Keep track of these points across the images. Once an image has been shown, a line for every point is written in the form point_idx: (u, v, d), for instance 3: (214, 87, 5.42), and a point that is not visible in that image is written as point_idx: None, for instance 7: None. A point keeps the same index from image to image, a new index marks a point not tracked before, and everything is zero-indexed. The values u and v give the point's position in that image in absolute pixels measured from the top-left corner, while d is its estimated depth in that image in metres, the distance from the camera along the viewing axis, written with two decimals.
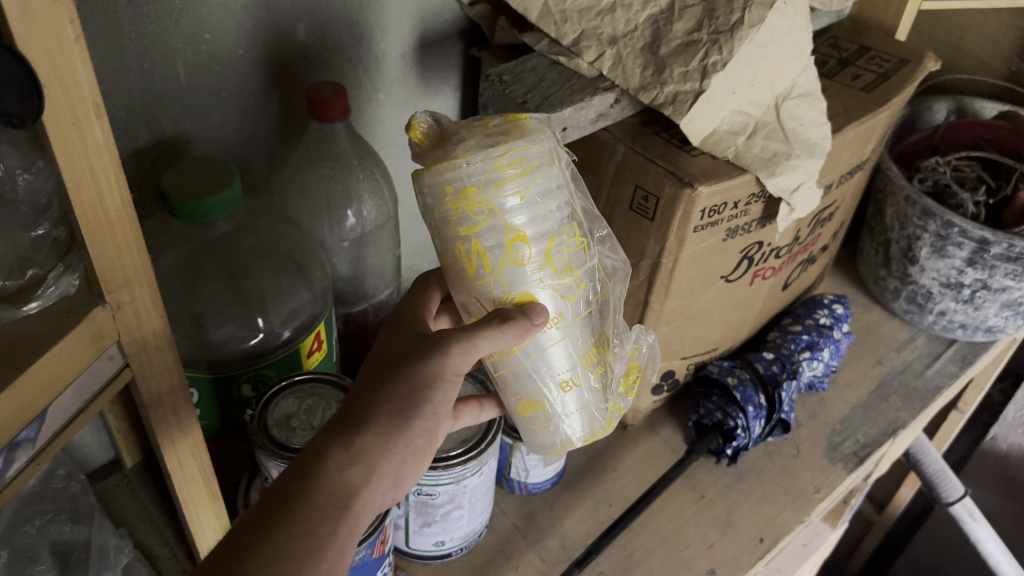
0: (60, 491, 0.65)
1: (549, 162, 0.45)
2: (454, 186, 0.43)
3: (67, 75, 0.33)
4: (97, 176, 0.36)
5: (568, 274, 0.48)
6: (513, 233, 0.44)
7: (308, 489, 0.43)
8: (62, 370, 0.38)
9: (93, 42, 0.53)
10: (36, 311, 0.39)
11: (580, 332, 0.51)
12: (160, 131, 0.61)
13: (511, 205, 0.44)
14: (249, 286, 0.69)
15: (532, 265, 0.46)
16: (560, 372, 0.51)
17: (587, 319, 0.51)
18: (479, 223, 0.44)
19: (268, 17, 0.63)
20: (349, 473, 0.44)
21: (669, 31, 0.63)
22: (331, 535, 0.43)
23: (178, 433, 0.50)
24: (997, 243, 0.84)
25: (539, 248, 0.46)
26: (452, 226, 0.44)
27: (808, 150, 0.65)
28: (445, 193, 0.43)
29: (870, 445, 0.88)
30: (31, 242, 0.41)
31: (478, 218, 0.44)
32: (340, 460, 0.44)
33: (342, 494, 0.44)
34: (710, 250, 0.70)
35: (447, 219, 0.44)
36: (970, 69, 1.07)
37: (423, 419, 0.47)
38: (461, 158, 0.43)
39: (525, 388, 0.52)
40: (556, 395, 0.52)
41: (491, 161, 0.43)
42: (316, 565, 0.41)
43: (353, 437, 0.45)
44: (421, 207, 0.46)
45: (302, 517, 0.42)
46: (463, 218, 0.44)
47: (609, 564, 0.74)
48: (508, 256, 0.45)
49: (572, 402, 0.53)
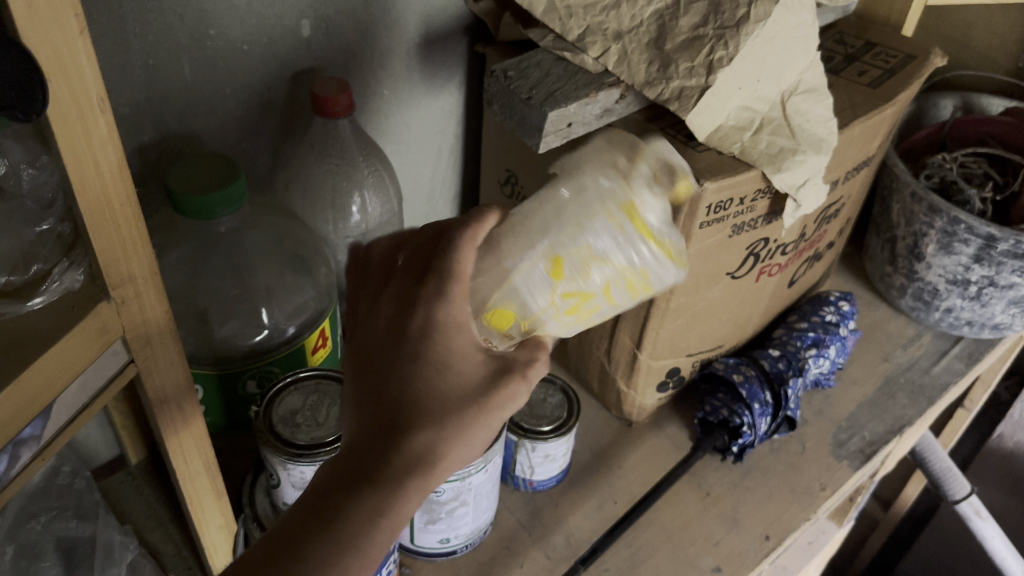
0: (65, 488, 0.65)
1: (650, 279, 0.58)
2: (639, 278, 0.52)
3: (72, 68, 0.33)
4: (100, 168, 0.36)
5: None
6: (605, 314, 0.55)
7: (373, 517, 0.36)
8: (68, 364, 0.38)
9: (97, 38, 0.53)
10: (41, 305, 0.39)
11: None
12: (165, 127, 0.61)
13: (659, 280, 0.54)
14: (254, 282, 0.69)
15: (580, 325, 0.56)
16: None
17: None
18: (614, 301, 0.53)
19: (273, 13, 0.62)
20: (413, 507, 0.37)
21: (675, 26, 0.62)
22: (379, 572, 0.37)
23: (182, 428, 0.49)
24: (1004, 240, 0.83)
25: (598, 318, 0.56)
26: (600, 287, 0.51)
27: (815, 146, 0.65)
28: (635, 274, 0.51)
29: (876, 442, 0.87)
30: (36, 237, 0.41)
31: (616, 299, 0.53)
32: (410, 494, 0.37)
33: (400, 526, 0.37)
34: (716, 246, 0.69)
35: (610, 284, 0.51)
36: (976, 65, 1.06)
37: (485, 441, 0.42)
38: (663, 268, 0.53)
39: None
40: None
41: (660, 280, 0.54)
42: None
43: (426, 466, 0.37)
44: (601, 251, 0.50)
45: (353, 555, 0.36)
46: (615, 292, 0.52)
47: (614, 562, 0.73)
48: (589, 320, 0.54)
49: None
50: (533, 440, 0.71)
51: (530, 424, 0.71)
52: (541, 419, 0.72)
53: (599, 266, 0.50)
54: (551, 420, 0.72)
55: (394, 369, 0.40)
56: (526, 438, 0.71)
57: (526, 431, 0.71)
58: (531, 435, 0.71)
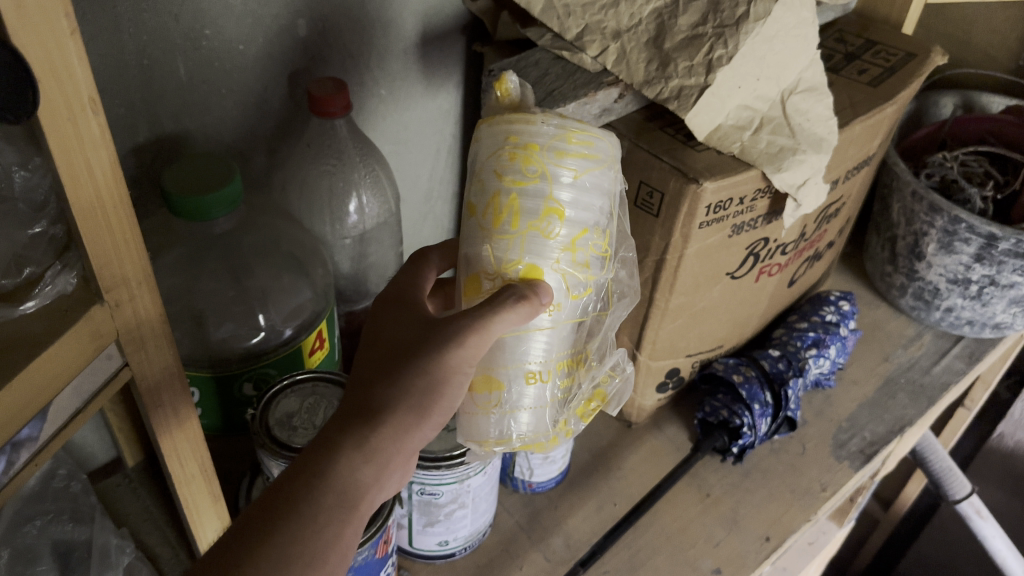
0: (61, 491, 0.64)
1: (609, 162, 0.47)
2: (518, 138, 0.45)
3: (63, 69, 0.32)
4: (93, 170, 0.36)
5: (579, 268, 0.48)
6: (552, 203, 0.45)
7: (320, 482, 0.43)
8: (62, 368, 0.38)
9: (91, 38, 0.52)
10: (34, 309, 0.38)
11: (566, 333, 0.50)
12: (160, 128, 0.61)
13: (546, 135, 0.45)
14: (250, 284, 0.69)
15: (557, 242, 0.46)
16: (530, 361, 0.50)
17: (577, 325, 0.51)
18: (527, 180, 0.45)
19: (269, 13, 0.62)
20: (360, 473, 0.44)
21: (674, 25, 0.61)
22: (336, 536, 0.43)
23: (178, 433, 0.49)
24: (1005, 239, 0.83)
25: (569, 230, 0.46)
26: (498, 175, 0.46)
27: (815, 146, 0.65)
28: (506, 142, 0.46)
29: (876, 443, 0.87)
30: (29, 240, 0.40)
31: (528, 174, 0.45)
32: (352, 460, 0.43)
33: (350, 493, 0.43)
34: (715, 246, 0.69)
35: (497, 167, 0.46)
36: (977, 63, 1.06)
37: (438, 413, 0.46)
38: (536, 120, 0.46)
39: (492, 362, 0.50)
40: (514, 395, 0.51)
41: (559, 143, 0.45)
42: (320, 566, 0.42)
43: (365, 436, 0.44)
44: (475, 157, 0.48)
45: (307, 518, 0.42)
46: (513, 169, 0.45)
47: (613, 564, 0.73)
48: (538, 223, 0.45)
49: (521, 411, 0.52)
50: None
51: None
52: None
53: (479, 171, 0.47)
54: None
55: (359, 367, 0.48)
56: None
57: None
58: None
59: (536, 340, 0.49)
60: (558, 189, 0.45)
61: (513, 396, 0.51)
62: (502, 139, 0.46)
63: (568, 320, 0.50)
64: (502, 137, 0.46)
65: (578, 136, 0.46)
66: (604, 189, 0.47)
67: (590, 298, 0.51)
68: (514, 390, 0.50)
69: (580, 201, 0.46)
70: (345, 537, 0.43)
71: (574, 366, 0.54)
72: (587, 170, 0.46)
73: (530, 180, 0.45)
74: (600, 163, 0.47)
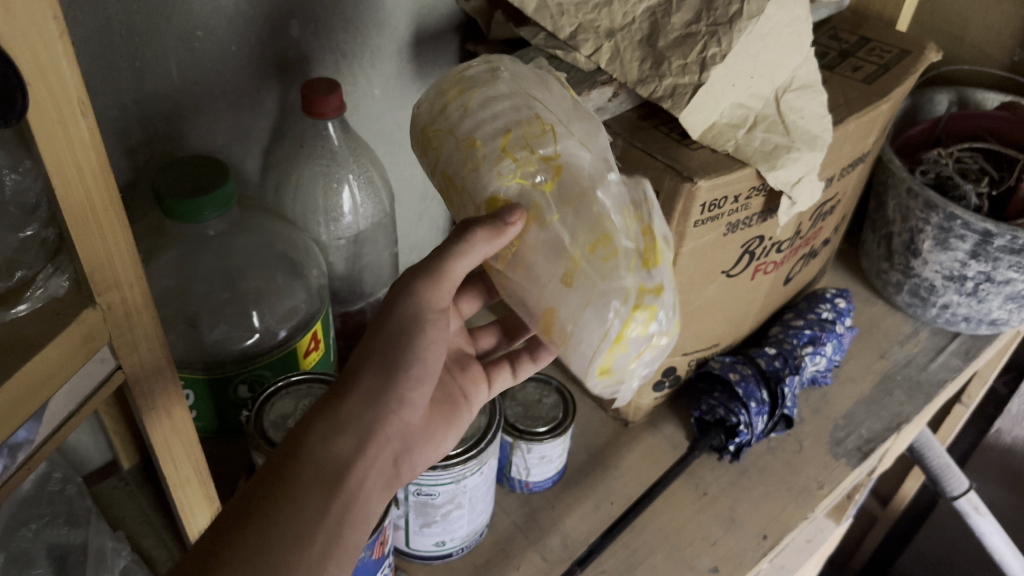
0: (56, 494, 0.64)
1: (496, 78, 0.50)
2: (421, 132, 0.52)
3: (52, 72, 0.32)
4: (83, 174, 0.35)
5: (531, 160, 0.47)
6: (463, 141, 0.48)
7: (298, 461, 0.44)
8: (53, 371, 0.37)
9: (83, 40, 0.52)
10: (25, 313, 0.38)
11: (570, 220, 0.46)
12: (153, 129, 0.61)
13: (428, 113, 0.51)
14: (245, 286, 0.68)
15: (491, 163, 0.47)
16: (554, 275, 0.47)
17: (578, 204, 0.47)
18: (439, 149, 0.49)
19: (261, 13, 0.62)
20: (336, 446, 0.45)
21: (667, 23, 0.62)
22: (322, 512, 0.43)
23: (172, 435, 0.49)
24: (1000, 235, 0.83)
25: (490, 143, 0.47)
26: (429, 167, 0.51)
27: (809, 143, 0.64)
28: (419, 141, 0.52)
29: (873, 440, 0.87)
30: (19, 244, 0.40)
31: (436, 146, 0.50)
32: (326, 433, 0.44)
33: (330, 467, 0.44)
34: (710, 244, 0.69)
35: (426, 163, 0.52)
36: (971, 59, 1.06)
37: (407, 373, 0.47)
38: (421, 110, 0.52)
39: (536, 303, 0.49)
40: (575, 302, 0.48)
41: (439, 108, 0.50)
42: (309, 546, 0.42)
43: (336, 408, 0.45)
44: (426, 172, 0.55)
45: (288, 497, 0.43)
46: (430, 154, 0.50)
47: (611, 563, 0.73)
48: (467, 164, 0.48)
49: (593, 313, 0.47)
50: (528, 442, 0.71)
51: (525, 426, 0.71)
52: (536, 420, 0.72)
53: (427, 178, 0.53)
54: (546, 421, 0.72)
55: None
56: (521, 439, 0.71)
57: (521, 432, 0.71)
58: (526, 437, 0.71)
59: (552, 249, 0.47)
60: (458, 130, 0.48)
61: (575, 306, 0.48)
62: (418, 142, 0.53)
63: (563, 205, 0.47)
64: (415, 138, 0.53)
65: (451, 84, 0.51)
66: (498, 92, 0.49)
67: (579, 171, 0.47)
68: (571, 301, 0.48)
69: (483, 118, 0.48)
70: (332, 515, 0.44)
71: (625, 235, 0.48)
72: (472, 95, 0.49)
73: (438, 147, 0.50)
74: (486, 81, 0.50)
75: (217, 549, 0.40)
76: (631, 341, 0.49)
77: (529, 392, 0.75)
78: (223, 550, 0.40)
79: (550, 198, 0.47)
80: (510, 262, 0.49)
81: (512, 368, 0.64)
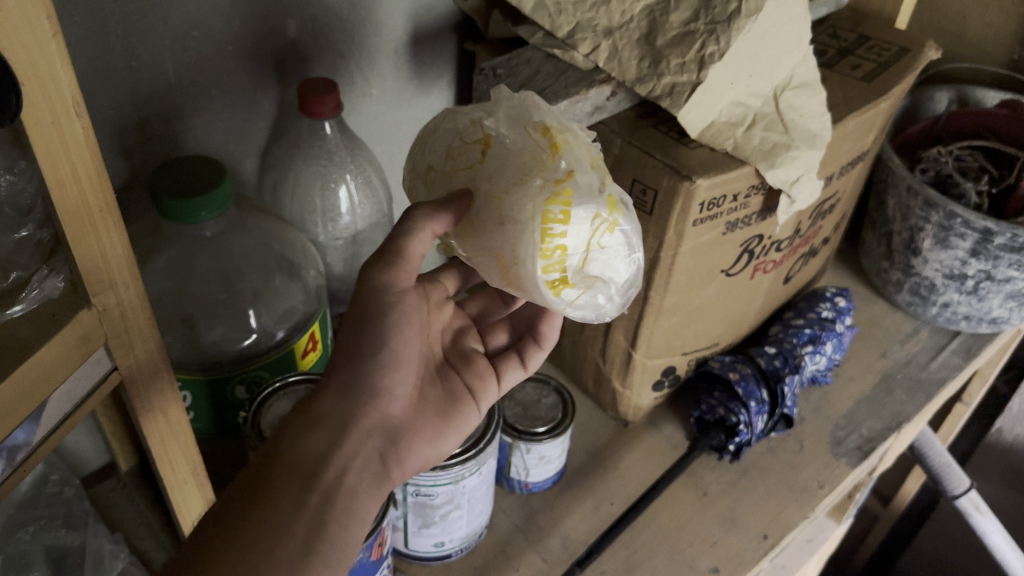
0: (54, 497, 0.63)
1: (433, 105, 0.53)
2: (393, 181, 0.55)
3: (46, 72, 0.32)
4: (78, 175, 0.35)
5: (465, 147, 0.48)
6: (420, 168, 0.51)
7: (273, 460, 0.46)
8: (47, 374, 0.37)
9: (79, 40, 0.52)
10: (21, 314, 0.38)
11: (493, 168, 0.46)
12: (150, 130, 0.60)
13: None
14: (242, 286, 0.68)
15: (443, 172, 0.49)
16: (492, 224, 0.46)
17: (497, 152, 0.46)
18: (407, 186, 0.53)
19: (257, 13, 0.62)
20: (308, 442, 0.47)
21: (665, 21, 0.61)
22: (295, 507, 0.45)
23: (169, 438, 0.49)
24: (1000, 233, 0.82)
25: (436, 156, 0.49)
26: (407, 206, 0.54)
27: (808, 141, 0.64)
28: None
29: (874, 439, 0.87)
30: (15, 244, 0.39)
31: (405, 185, 0.53)
32: (299, 430, 0.47)
33: (303, 463, 0.46)
34: (709, 244, 0.69)
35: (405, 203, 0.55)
36: (970, 57, 1.06)
37: (372, 361, 0.49)
38: None
39: (490, 257, 0.48)
40: (515, 239, 0.46)
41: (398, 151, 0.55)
42: (285, 541, 0.43)
43: (309, 404, 0.48)
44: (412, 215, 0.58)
45: (263, 495, 0.45)
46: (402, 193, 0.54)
47: (610, 564, 0.73)
48: (427, 184, 0.50)
49: (530, 238, 0.45)
50: (528, 442, 0.70)
51: (524, 426, 0.71)
52: (535, 420, 0.72)
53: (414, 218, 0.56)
54: (545, 422, 0.71)
55: None
56: (520, 439, 0.70)
57: (520, 433, 0.70)
58: (525, 437, 0.70)
59: (485, 209, 0.46)
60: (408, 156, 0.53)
61: (517, 246, 0.46)
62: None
63: (482, 163, 0.47)
64: None
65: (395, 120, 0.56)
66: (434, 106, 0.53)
67: (494, 128, 0.48)
68: (512, 235, 0.45)
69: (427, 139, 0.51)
70: (307, 509, 0.45)
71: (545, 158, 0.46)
72: (416, 118, 0.54)
73: (401, 179, 0.54)
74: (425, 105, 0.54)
75: (201, 548, 0.43)
76: (570, 242, 0.45)
77: (528, 392, 0.74)
78: (205, 550, 0.42)
79: (474, 162, 0.47)
80: (467, 242, 0.49)
81: (520, 359, 0.63)
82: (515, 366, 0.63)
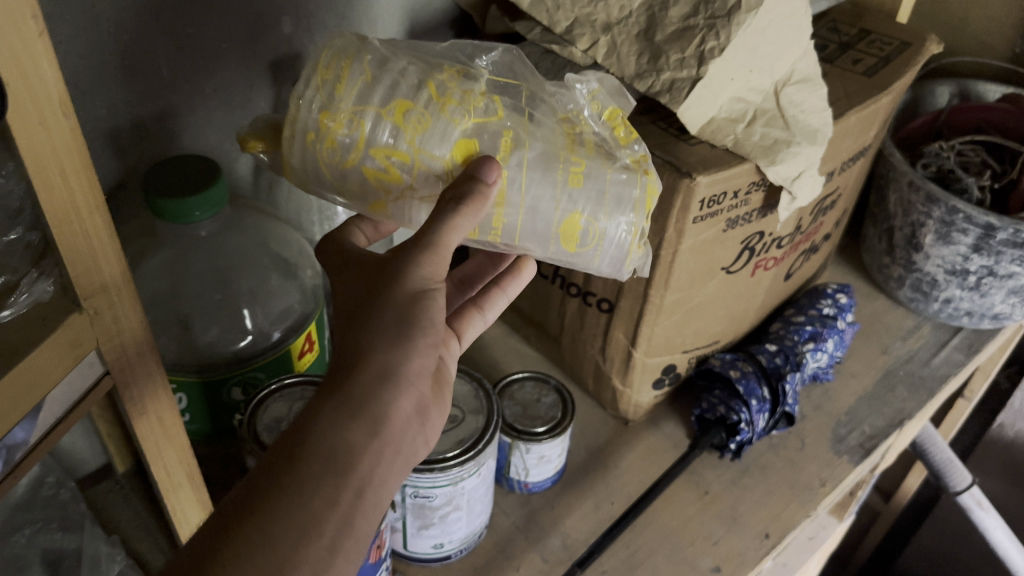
0: (50, 499, 0.62)
1: (361, 45, 0.47)
2: (310, 132, 0.46)
3: (31, 70, 0.31)
4: (67, 175, 0.34)
5: (473, 98, 0.46)
6: (391, 109, 0.45)
7: (303, 452, 0.38)
8: (37, 379, 0.36)
9: (71, 38, 0.51)
10: (9, 318, 0.37)
11: (538, 132, 0.47)
12: (144, 128, 0.60)
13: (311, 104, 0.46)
14: (237, 286, 0.67)
15: (436, 116, 0.45)
16: (553, 190, 0.47)
17: (535, 118, 0.48)
18: (359, 134, 0.45)
19: (252, 10, 0.61)
20: (349, 432, 0.39)
21: (664, 17, 0.60)
22: (329, 505, 0.37)
23: (163, 442, 0.48)
24: (1003, 229, 0.82)
25: (421, 99, 0.45)
26: (346, 160, 0.46)
27: (809, 137, 0.64)
28: (311, 141, 0.46)
29: (876, 437, 0.86)
30: (3, 246, 0.38)
31: (351, 131, 0.45)
32: (338, 417, 0.39)
33: (342, 454, 0.38)
34: (710, 241, 0.68)
35: (337, 158, 0.46)
36: (972, 51, 1.05)
37: (422, 340, 0.42)
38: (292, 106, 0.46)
39: (548, 230, 0.48)
40: (594, 195, 0.48)
41: (323, 94, 0.45)
42: (316, 541, 0.36)
43: (347, 386, 0.39)
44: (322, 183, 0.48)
45: (294, 492, 0.37)
46: (342, 142, 0.45)
47: (611, 564, 0.72)
48: (405, 129, 0.45)
49: (613, 190, 0.48)
50: (527, 442, 0.70)
51: (524, 426, 0.70)
52: (534, 419, 0.71)
53: (337, 187, 0.48)
54: (545, 421, 0.71)
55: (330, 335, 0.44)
56: (520, 439, 0.70)
57: (520, 432, 0.70)
58: (525, 437, 0.70)
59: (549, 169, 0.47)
60: (371, 101, 0.45)
61: (596, 198, 0.48)
62: (311, 147, 0.46)
63: (524, 122, 0.47)
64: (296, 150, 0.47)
65: (324, 64, 0.46)
66: (387, 55, 0.47)
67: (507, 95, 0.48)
68: (581, 202, 0.47)
69: (389, 79, 0.45)
70: (342, 504, 0.38)
71: (581, 126, 0.50)
72: (363, 62, 0.46)
73: (355, 130, 0.45)
74: (348, 43, 0.47)
75: (210, 553, 0.35)
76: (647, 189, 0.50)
77: (527, 391, 0.74)
78: (216, 560, 0.34)
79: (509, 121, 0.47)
80: (510, 204, 0.47)
81: (478, 309, 0.58)
82: (475, 315, 0.58)
